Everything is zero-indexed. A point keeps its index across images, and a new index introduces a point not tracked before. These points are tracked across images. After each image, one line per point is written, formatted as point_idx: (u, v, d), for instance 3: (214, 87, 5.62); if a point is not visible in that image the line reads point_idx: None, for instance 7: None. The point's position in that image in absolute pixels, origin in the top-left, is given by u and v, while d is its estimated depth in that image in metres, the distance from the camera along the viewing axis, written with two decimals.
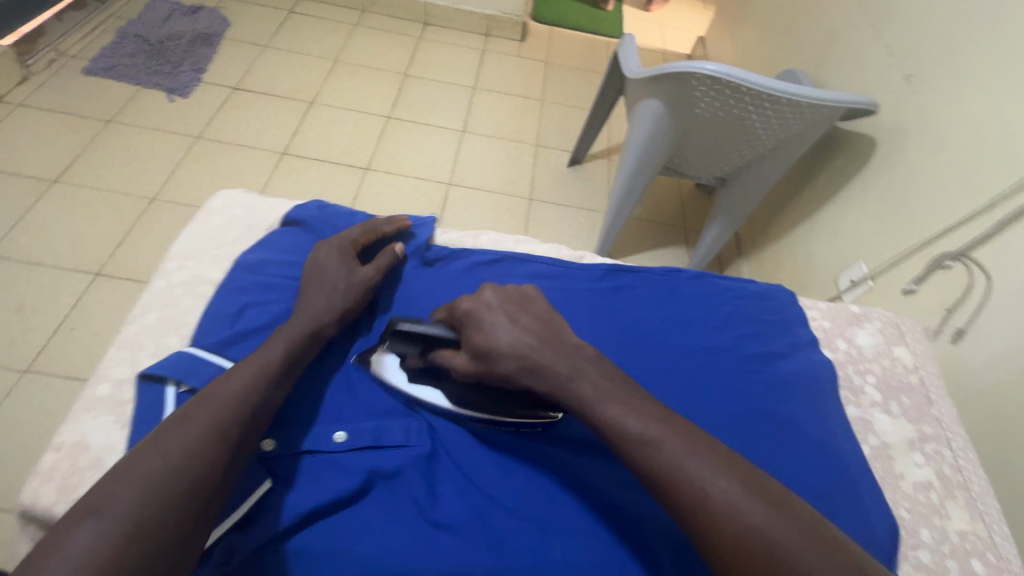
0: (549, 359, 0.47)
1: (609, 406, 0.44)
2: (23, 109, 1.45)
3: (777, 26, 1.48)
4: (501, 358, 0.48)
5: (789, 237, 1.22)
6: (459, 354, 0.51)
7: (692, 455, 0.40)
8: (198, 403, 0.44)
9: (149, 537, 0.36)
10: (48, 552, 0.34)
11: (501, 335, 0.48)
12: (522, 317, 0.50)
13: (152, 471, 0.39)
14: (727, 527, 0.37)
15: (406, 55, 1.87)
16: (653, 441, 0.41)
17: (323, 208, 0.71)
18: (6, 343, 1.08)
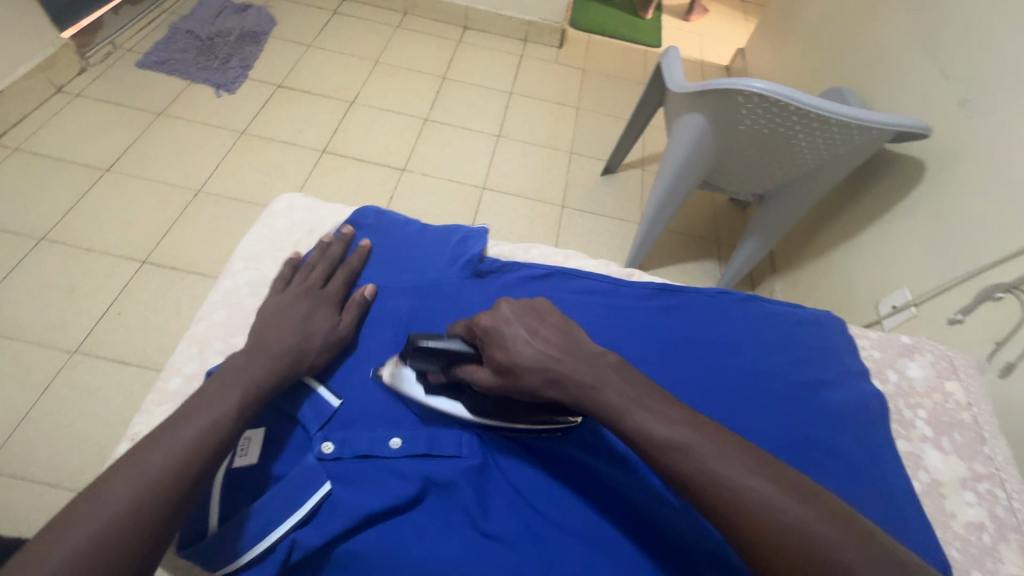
0: (573, 370, 0.44)
1: (638, 412, 0.41)
2: (80, 99, 1.51)
3: (824, 42, 1.46)
4: (527, 373, 0.45)
5: (828, 258, 1.20)
6: (481, 367, 0.47)
7: (718, 452, 0.38)
8: (195, 409, 0.45)
9: (140, 529, 0.37)
10: (46, 543, 0.35)
11: (523, 350, 0.45)
12: (540, 329, 0.47)
13: (152, 471, 0.40)
14: (774, 530, 0.35)
15: (445, 58, 1.89)
16: (684, 449, 0.39)
17: (381, 214, 0.71)
18: (58, 324, 1.13)
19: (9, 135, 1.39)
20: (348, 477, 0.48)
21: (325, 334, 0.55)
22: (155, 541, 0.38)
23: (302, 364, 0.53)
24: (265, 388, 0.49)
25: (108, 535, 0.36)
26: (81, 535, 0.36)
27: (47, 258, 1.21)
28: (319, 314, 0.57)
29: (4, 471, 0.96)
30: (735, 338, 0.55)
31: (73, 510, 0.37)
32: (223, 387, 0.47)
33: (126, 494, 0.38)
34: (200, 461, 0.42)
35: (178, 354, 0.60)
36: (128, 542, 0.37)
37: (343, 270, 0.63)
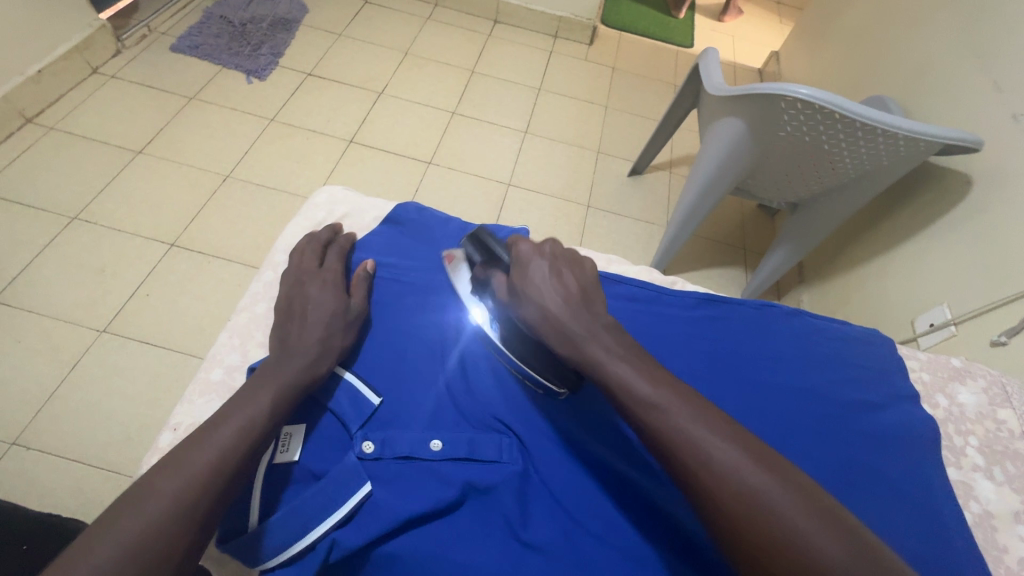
0: (571, 316, 0.47)
1: (619, 364, 0.43)
2: (115, 80, 1.52)
3: (866, 48, 1.42)
4: (528, 308, 0.49)
5: (861, 271, 1.17)
6: (503, 293, 0.53)
7: (692, 416, 0.39)
8: (232, 409, 0.46)
9: (187, 526, 0.38)
10: (100, 536, 0.36)
11: (537, 285, 0.49)
12: (566, 273, 0.50)
13: (199, 466, 0.41)
14: (718, 485, 0.36)
15: (474, 51, 1.88)
16: (652, 403, 0.40)
17: (422, 211, 0.73)
18: (88, 303, 1.14)
19: (46, 114, 1.41)
20: (388, 477, 0.48)
21: (347, 316, 0.56)
22: (198, 538, 0.39)
23: (332, 351, 0.54)
24: (295, 389, 0.50)
25: (156, 531, 0.37)
26: (129, 531, 0.36)
27: (79, 237, 1.23)
28: (331, 297, 0.57)
29: (33, 445, 0.98)
30: (781, 355, 0.54)
31: (120, 507, 0.38)
32: (257, 390, 0.48)
33: (171, 491, 0.39)
34: (239, 461, 0.43)
35: (220, 345, 0.63)
36: (176, 539, 0.37)
37: (335, 255, 0.63)
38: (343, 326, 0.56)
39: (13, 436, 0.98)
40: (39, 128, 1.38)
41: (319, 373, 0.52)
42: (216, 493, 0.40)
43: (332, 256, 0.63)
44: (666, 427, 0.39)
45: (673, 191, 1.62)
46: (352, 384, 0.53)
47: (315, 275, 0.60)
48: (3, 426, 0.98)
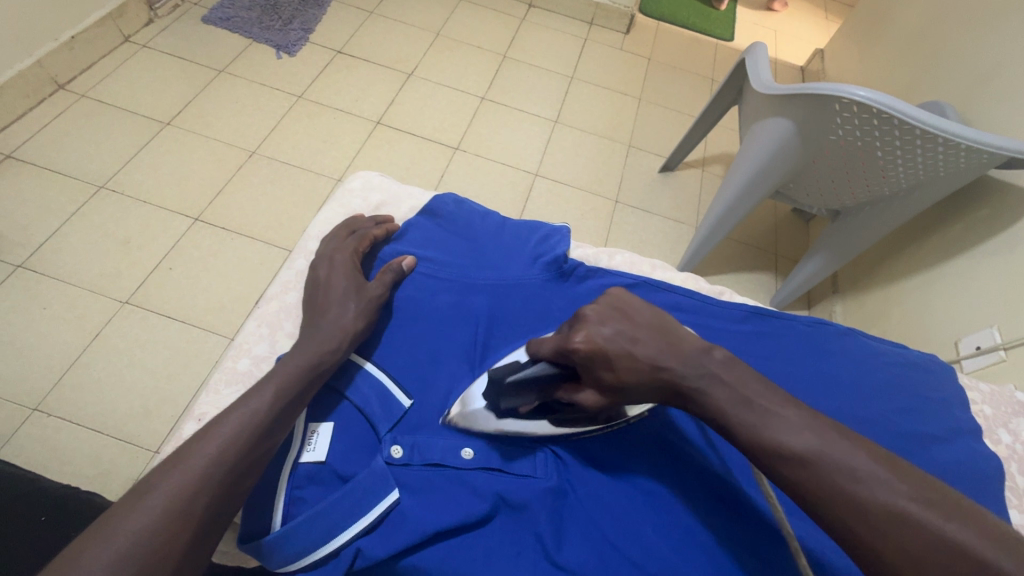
0: (681, 376, 0.42)
1: (716, 391, 0.41)
2: (146, 50, 1.51)
3: (924, 49, 1.35)
4: (640, 387, 0.42)
5: (903, 286, 1.12)
6: (583, 391, 0.43)
7: (843, 456, 0.36)
8: (240, 402, 0.44)
9: (182, 529, 0.36)
10: (97, 538, 0.34)
11: (634, 367, 0.41)
12: (639, 337, 0.42)
13: (206, 464, 0.39)
14: (845, 500, 0.35)
15: (507, 35, 1.83)
16: (757, 424, 0.39)
17: (460, 203, 0.70)
18: (112, 274, 1.14)
19: (77, 81, 1.41)
20: (417, 485, 0.47)
21: (361, 301, 0.55)
22: (194, 541, 0.37)
23: (344, 333, 0.52)
24: (308, 378, 0.48)
25: (150, 533, 0.35)
26: (122, 532, 0.35)
27: (106, 207, 1.23)
28: (353, 285, 0.56)
29: (55, 412, 0.98)
30: (838, 376, 0.56)
31: (119, 503, 0.36)
32: (269, 380, 0.46)
33: (169, 490, 0.37)
34: (241, 458, 0.41)
35: (249, 334, 0.62)
36: (170, 544, 0.35)
37: (355, 241, 0.62)
38: (355, 308, 0.54)
39: (36, 402, 0.99)
40: (71, 96, 1.38)
41: (327, 357, 0.50)
42: (213, 494, 0.39)
43: (353, 241, 0.62)
44: (784, 454, 0.37)
45: (705, 190, 1.57)
46: (382, 383, 0.52)
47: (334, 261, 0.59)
48: (26, 392, 0.99)
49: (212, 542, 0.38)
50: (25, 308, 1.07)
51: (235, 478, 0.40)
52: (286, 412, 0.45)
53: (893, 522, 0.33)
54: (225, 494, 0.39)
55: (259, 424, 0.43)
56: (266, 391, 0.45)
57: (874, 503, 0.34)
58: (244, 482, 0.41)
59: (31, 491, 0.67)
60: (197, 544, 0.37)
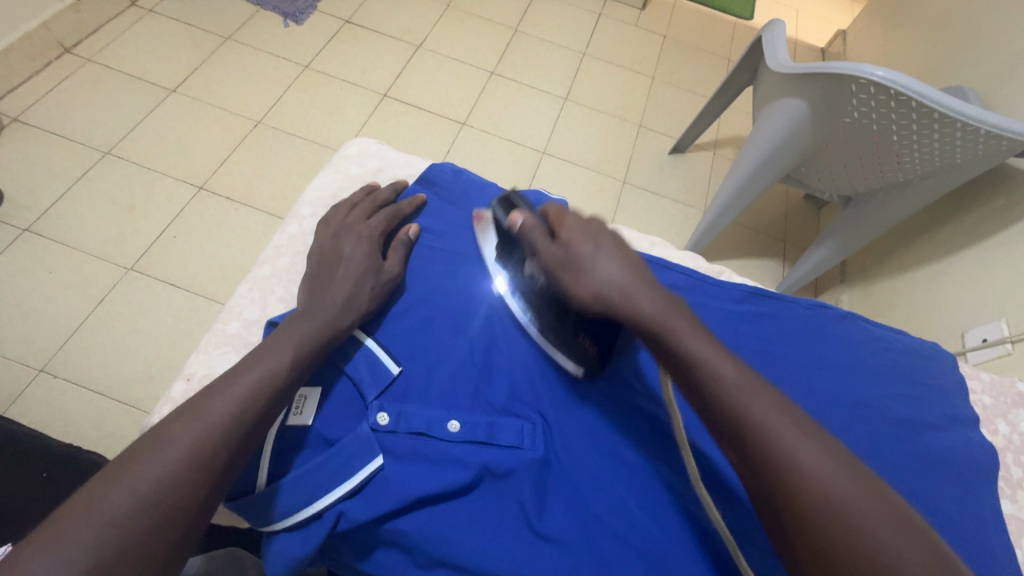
0: (637, 290, 0.41)
1: (698, 344, 0.38)
2: (152, 15, 1.49)
3: (951, 31, 1.29)
4: (591, 271, 0.42)
5: (912, 275, 1.09)
6: (548, 243, 0.46)
7: (775, 413, 0.35)
8: (251, 361, 0.44)
9: (201, 480, 0.36)
10: (111, 480, 0.34)
11: (598, 254, 0.42)
12: (625, 246, 0.44)
13: (222, 416, 0.39)
14: (809, 498, 0.32)
15: (519, 8, 1.79)
16: (738, 393, 0.36)
17: (458, 172, 0.69)
18: (117, 239, 1.15)
19: (83, 45, 1.40)
20: (401, 452, 0.47)
21: (372, 277, 0.54)
22: (211, 494, 0.37)
23: (357, 311, 0.52)
24: (316, 345, 0.48)
25: (169, 483, 0.35)
26: (145, 480, 0.35)
27: (111, 173, 1.23)
28: (365, 258, 0.55)
29: (60, 373, 1.00)
30: (836, 358, 0.55)
31: (134, 452, 0.36)
32: (293, 342, 0.46)
33: (185, 438, 0.37)
34: (257, 414, 0.41)
35: (241, 296, 0.62)
36: (188, 494, 0.36)
37: (386, 215, 0.61)
38: (372, 289, 0.54)
39: (42, 363, 1.00)
40: (76, 60, 1.37)
41: (342, 328, 0.50)
42: (227, 449, 0.39)
43: (382, 215, 0.61)
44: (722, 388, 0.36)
45: (715, 173, 1.54)
46: (371, 350, 0.51)
47: (363, 232, 0.58)
48: (32, 353, 1.01)
49: (223, 496, 0.38)
50: (31, 271, 1.08)
51: (249, 434, 0.40)
52: (297, 376, 0.45)
53: (792, 471, 0.33)
54: (240, 450, 0.40)
55: (269, 384, 0.43)
56: (277, 354, 0.45)
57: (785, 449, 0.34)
58: (256, 440, 0.41)
59: (32, 447, 0.69)
60: (212, 496, 0.37)
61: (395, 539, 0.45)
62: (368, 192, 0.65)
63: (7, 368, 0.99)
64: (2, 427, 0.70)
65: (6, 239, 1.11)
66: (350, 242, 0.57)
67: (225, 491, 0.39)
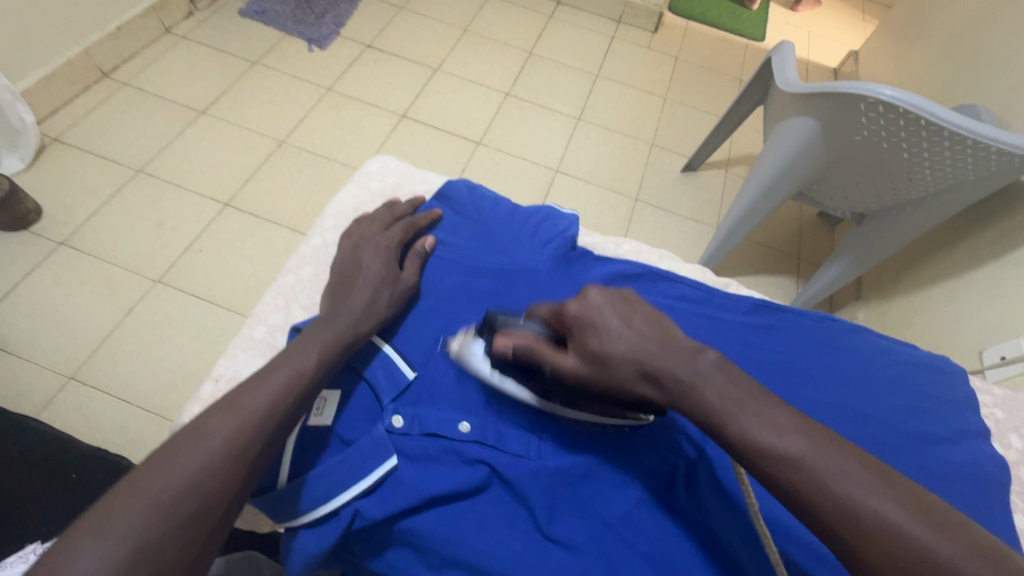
0: (671, 367, 0.39)
1: (748, 417, 0.37)
2: (185, 42, 1.57)
3: (963, 50, 1.30)
4: (619, 365, 0.41)
5: (928, 292, 1.09)
6: (564, 356, 0.44)
7: (836, 469, 0.34)
8: (279, 362, 0.46)
9: (237, 470, 0.39)
10: (155, 469, 0.36)
11: (616, 343, 0.41)
12: (633, 317, 0.43)
13: (257, 410, 0.42)
14: (902, 555, 0.31)
15: (533, 32, 1.84)
16: (804, 462, 0.34)
17: (472, 188, 0.72)
18: (146, 252, 1.20)
19: (120, 70, 1.48)
20: (414, 453, 0.49)
21: (391, 287, 0.57)
22: (243, 485, 0.39)
23: (376, 317, 0.54)
24: (337, 349, 0.50)
25: (207, 471, 0.37)
26: (188, 467, 0.37)
27: (142, 190, 1.29)
28: (384, 268, 0.58)
29: (89, 381, 1.04)
30: (841, 371, 0.56)
31: (173, 443, 0.38)
32: (318, 346, 0.49)
33: (224, 429, 0.39)
34: (284, 413, 0.43)
35: (266, 303, 0.64)
36: (225, 484, 0.38)
37: (403, 228, 0.63)
38: (389, 296, 0.56)
39: (71, 371, 1.04)
40: (113, 83, 1.45)
41: (362, 334, 0.52)
42: (257, 444, 0.41)
43: (399, 228, 0.63)
44: (775, 454, 0.35)
45: (727, 191, 1.55)
46: (388, 355, 0.54)
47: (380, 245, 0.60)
48: (63, 361, 1.05)
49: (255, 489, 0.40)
50: (64, 283, 1.13)
51: (277, 431, 0.42)
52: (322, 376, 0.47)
53: (878, 534, 0.32)
54: (269, 445, 0.42)
55: (298, 383, 0.45)
56: (305, 356, 0.47)
57: (859, 511, 0.32)
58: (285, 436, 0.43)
59: (62, 449, 0.71)
60: (244, 488, 0.39)
61: (409, 538, 0.46)
62: (394, 203, 0.68)
63: (39, 375, 1.03)
64: (35, 428, 0.73)
65: (43, 252, 1.16)
66: (373, 253, 0.59)
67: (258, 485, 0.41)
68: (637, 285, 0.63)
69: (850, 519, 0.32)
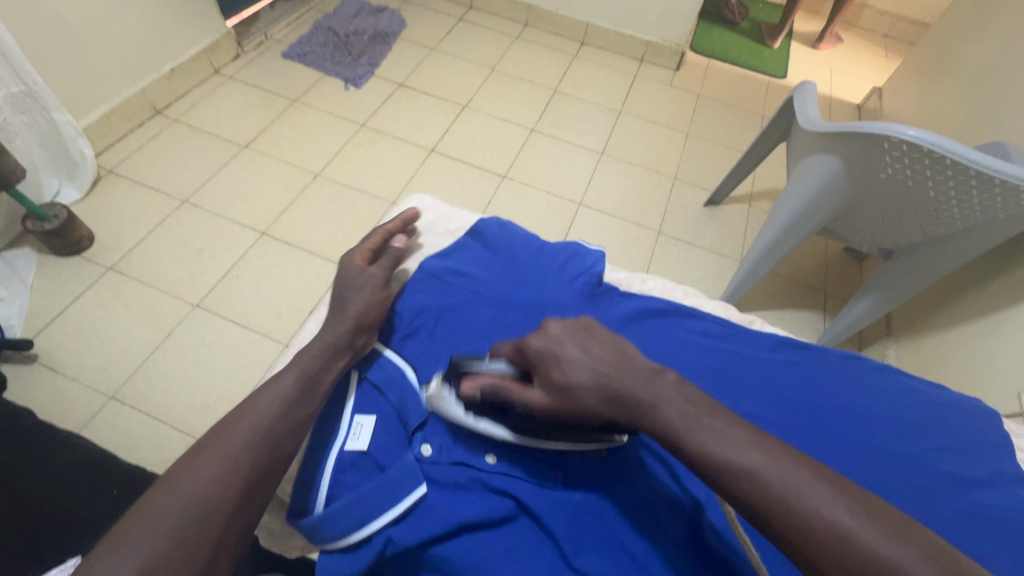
0: (631, 390, 0.43)
1: (706, 435, 0.39)
2: (232, 82, 1.69)
3: (989, 88, 1.31)
4: (582, 395, 0.44)
5: (960, 329, 1.07)
6: (533, 390, 0.47)
7: (796, 482, 0.36)
8: (270, 382, 0.50)
9: (241, 479, 0.42)
10: (165, 490, 0.40)
11: (577, 373, 0.45)
12: (593, 346, 0.46)
13: (253, 426, 0.46)
14: (860, 565, 0.32)
15: (558, 71, 1.91)
16: (764, 480, 0.36)
17: (503, 225, 0.75)
18: (187, 277, 1.26)
19: (172, 107, 1.58)
20: (443, 480, 0.53)
21: (368, 289, 0.61)
22: (252, 494, 0.43)
23: (356, 315, 0.58)
24: (321, 359, 0.54)
25: (213, 483, 0.41)
26: (197, 483, 0.41)
27: (186, 219, 1.36)
28: (360, 278, 0.63)
29: (128, 401, 1.08)
30: (865, 411, 0.57)
31: (180, 464, 0.42)
32: (314, 366, 0.53)
33: (224, 448, 0.43)
34: (285, 434, 0.47)
35: (308, 331, 0.68)
36: (234, 494, 0.41)
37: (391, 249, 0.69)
38: (368, 297, 0.61)
39: (112, 391, 1.09)
40: (165, 120, 1.55)
41: (343, 332, 0.57)
42: (260, 465, 0.44)
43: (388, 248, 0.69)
44: (734, 473, 0.37)
45: (751, 224, 1.55)
46: (414, 384, 0.58)
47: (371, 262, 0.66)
48: (105, 381, 1.10)
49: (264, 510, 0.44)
50: (110, 306, 1.19)
51: (279, 452, 0.46)
52: (312, 389, 0.51)
53: (841, 545, 0.33)
54: (273, 466, 0.45)
55: (290, 398, 0.49)
56: (294, 374, 0.51)
57: (821, 525, 0.34)
58: (288, 458, 0.47)
59: (104, 466, 0.75)
60: (249, 507, 0.42)
61: (438, 564, 0.49)
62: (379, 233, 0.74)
63: (83, 394, 1.08)
64: (80, 444, 0.76)
65: (93, 276, 1.23)
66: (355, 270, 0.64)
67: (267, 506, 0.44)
68: (662, 320, 0.65)
69: (808, 530, 0.34)
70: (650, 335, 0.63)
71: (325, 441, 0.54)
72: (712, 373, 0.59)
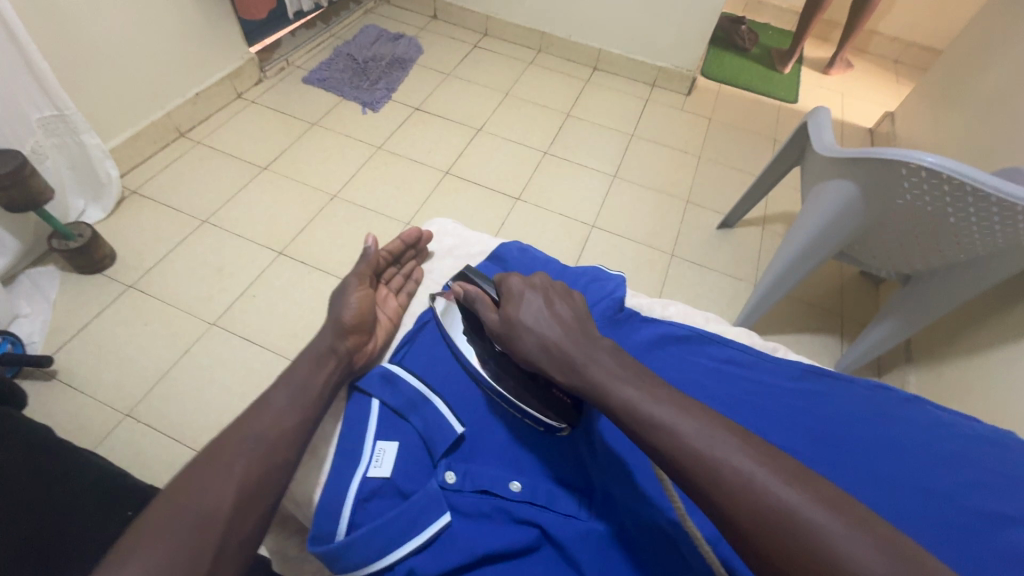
0: (568, 345, 0.50)
1: (627, 390, 0.45)
2: (253, 106, 1.73)
3: (1004, 113, 1.31)
4: (527, 337, 0.53)
5: (982, 355, 1.05)
6: (493, 314, 0.58)
7: (709, 436, 0.40)
8: (277, 390, 0.56)
9: (243, 483, 0.47)
10: (180, 489, 0.46)
11: (529, 319, 0.53)
12: (557, 303, 0.55)
13: (258, 433, 0.51)
14: (752, 504, 0.36)
15: (570, 96, 1.95)
16: (677, 430, 0.41)
17: (524, 250, 0.76)
18: (206, 296, 1.28)
19: (195, 130, 1.63)
20: (467, 510, 0.54)
21: (346, 307, 0.66)
22: (253, 495, 0.47)
23: (336, 329, 0.63)
24: (315, 369, 0.59)
25: (220, 483, 0.46)
26: (207, 483, 0.46)
27: (206, 239, 1.39)
28: (342, 296, 0.67)
29: (143, 419, 1.09)
30: (896, 441, 0.56)
31: (196, 465, 0.48)
32: (302, 374, 0.58)
33: (233, 450, 0.49)
34: (278, 441, 0.51)
35: None
36: (236, 496, 0.46)
37: (401, 275, 0.77)
38: (348, 314, 0.65)
39: (128, 408, 1.10)
40: (188, 142, 1.59)
41: (324, 347, 0.61)
42: (261, 467, 0.49)
43: (398, 274, 0.77)
44: (650, 425, 0.42)
45: (764, 247, 1.55)
46: (437, 410, 0.60)
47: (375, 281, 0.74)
48: (122, 399, 1.11)
49: (268, 514, 0.48)
50: (130, 324, 1.21)
51: (274, 459, 0.50)
52: (311, 400, 0.56)
53: (737, 488, 0.37)
54: (269, 470, 0.49)
55: (293, 408, 0.54)
56: (296, 385, 0.57)
57: (721, 471, 0.38)
58: (286, 464, 0.51)
59: None
60: (250, 508, 0.46)
61: None
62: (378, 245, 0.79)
63: (100, 411, 1.08)
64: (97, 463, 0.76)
65: (114, 294, 1.25)
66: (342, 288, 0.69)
67: (272, 509, 0.48)
68: (684, 347, 0.65)
69: (715, 475, 0.38)
70: (673, 363, 0.63)
71: (349, 465, 0.55)
72: (736, 401, 0.59)
